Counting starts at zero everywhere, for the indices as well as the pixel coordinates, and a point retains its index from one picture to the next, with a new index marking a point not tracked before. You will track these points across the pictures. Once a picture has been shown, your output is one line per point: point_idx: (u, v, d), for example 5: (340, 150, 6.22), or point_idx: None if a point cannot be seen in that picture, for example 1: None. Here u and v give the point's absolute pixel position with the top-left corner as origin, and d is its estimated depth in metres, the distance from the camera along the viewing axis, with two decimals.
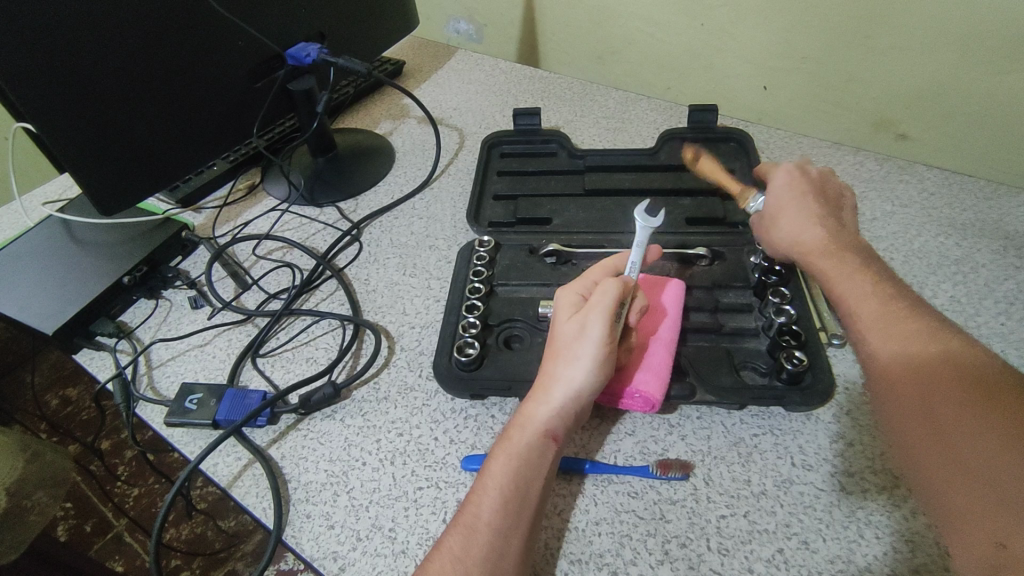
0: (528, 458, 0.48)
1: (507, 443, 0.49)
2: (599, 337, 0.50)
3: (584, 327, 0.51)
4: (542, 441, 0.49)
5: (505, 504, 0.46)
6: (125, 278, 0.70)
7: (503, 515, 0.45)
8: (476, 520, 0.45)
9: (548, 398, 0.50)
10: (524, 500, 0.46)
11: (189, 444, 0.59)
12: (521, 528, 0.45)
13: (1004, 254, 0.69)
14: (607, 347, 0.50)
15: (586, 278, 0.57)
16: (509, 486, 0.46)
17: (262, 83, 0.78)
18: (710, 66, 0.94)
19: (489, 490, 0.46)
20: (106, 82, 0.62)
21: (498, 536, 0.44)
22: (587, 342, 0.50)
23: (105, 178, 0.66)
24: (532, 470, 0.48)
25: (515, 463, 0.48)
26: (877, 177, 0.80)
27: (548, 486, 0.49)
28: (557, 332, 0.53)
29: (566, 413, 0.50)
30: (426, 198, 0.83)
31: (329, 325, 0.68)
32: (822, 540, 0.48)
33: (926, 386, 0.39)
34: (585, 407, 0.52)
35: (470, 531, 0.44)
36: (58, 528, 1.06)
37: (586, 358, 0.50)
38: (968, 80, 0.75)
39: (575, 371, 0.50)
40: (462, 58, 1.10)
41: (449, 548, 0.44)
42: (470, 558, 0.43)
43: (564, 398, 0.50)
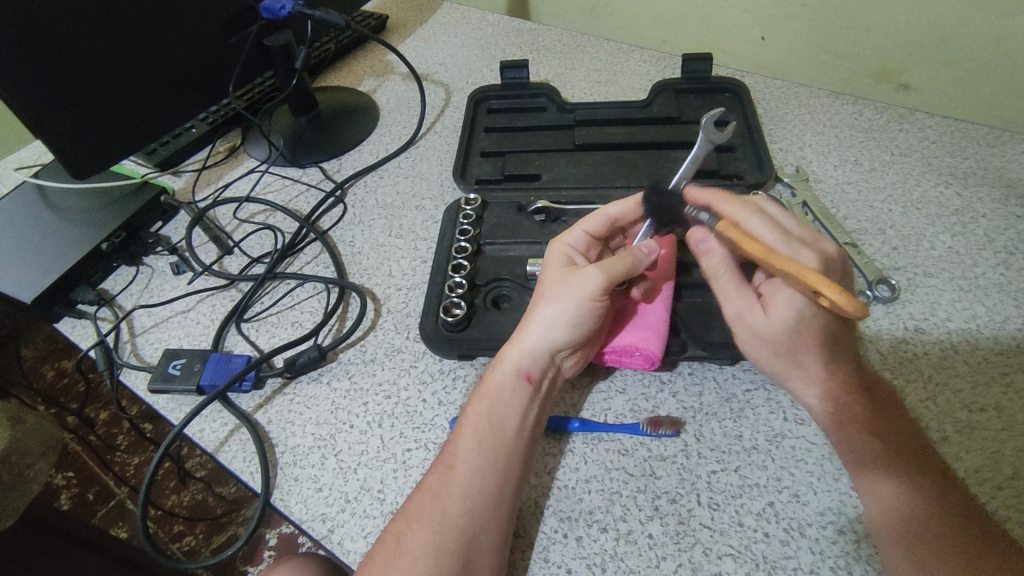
0: (506, 400, 0.48)
1: (484, 385, 0.50)
2: (587, 291, 0.49)
3: (575, 276, 0.51)
4: (517, 381, 0.49)
5: (482, 444, 0.46)
6: (103, 245, 0.68)
7: (479, 452, 0.46)
8: (454, 458, 0.46)
9: (525, 340, 0.51)
10: (502, 441, 0.47)
11: (175, 410, 0.58)
12: (498, 465, 0.46)
13: (1004, 203, 0.67)
14: (595, 303, 0.50)
15: (578, 225, 0.56)
16: (485, 424, 0.47)
17: (236, 38, 0.74)
18: (706, 16, 0.90)
19: (466, 431, 0.48)
20: (67, 39, 0.59)
21: (475, 471, 0.45)
22: (571, 291, 0.50)
23: (74, 142, 0.64)
24: (511, 412, 0.48)
25: (489, 404, 0.48)
26: (876, 127, 0.78)
27: (529, 427, 0.49)
28: (546, 279, 0.53)
29: (542, 356, 0.50)
30: (412, 156, 0.80)
31: (313, 289, 0.66)
32: (813, 493, 0.48)
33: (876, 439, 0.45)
34: (567, 353, 0.52)
35: (448, 468, 0.46)
36: (62, 498, 1.08)
37: (572, 311, 0.50)
38: (973, 25, 0.71)
39: (561, 323, 0.50)
40: (447, 11, 1.06)
41: (429, 486, 0.45)
42: (447, 493, 0.44)
43: (545, 346, 0.50)
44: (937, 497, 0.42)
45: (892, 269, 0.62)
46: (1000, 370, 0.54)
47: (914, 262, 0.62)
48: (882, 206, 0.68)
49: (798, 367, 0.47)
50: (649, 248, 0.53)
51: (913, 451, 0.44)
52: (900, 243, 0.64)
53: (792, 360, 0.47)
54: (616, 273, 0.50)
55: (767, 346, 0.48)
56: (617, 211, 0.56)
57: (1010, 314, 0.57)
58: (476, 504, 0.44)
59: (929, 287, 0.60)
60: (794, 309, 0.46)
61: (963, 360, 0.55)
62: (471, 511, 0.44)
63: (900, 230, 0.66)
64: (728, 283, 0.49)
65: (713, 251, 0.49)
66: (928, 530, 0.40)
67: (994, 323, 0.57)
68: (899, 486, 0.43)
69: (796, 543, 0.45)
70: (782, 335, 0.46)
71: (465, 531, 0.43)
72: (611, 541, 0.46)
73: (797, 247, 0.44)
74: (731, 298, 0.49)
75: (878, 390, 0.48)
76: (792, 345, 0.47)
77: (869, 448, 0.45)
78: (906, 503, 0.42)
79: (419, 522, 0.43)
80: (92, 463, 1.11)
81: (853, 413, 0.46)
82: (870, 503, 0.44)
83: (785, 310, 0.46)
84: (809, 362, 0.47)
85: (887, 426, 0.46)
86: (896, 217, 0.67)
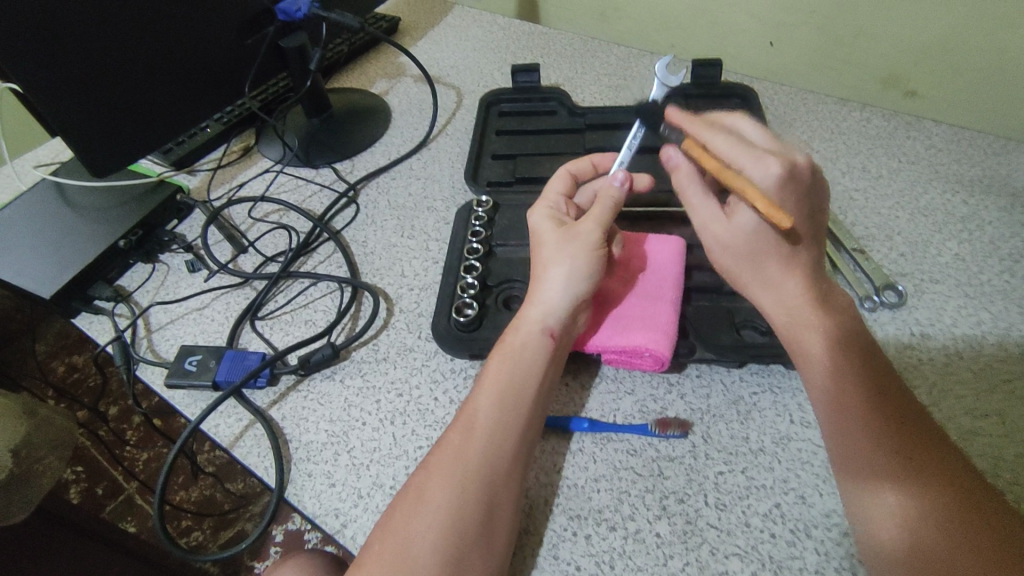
0: (522, 353, 0.50)
1: (505, 345, 0.51)
2: (592, 240, 0.53)
3: (575, 230, 0.54)
4: (542, 338, 0.51)
5: (501, 400, 0.48)
6: (120, 242, 0.69)
7: (497, 409, 0.47)
8: (474, 418, 0.47)
9: (544, 300, 0.52)
10: (520, 396, 0.48)
11: (190, 406, 0.59)
12: (517, 418, 0.47)
13: (1011, 211, 0.68)
14: (599, 249, 0.54)
15: (549, 191, 0.61)
16: (506, 379, 0.49)
17: (252, 40, 0.75)
18: (715, 22, 0.91)
19: (485, 389, 0.49)
20: (88, 38, 0.60)
21: (492, 429, 0.46)
22: (579, 244, 0.53)
23: (93, 140, 0.65)
24: (529, 365, 0.50)
25: (512, 363, 0.50)
26: (883, 134, 0.79)
27: (547, 380, 0.50)
28: (541, 241, 0.56)
29: (561, 311, 0.52)
30: (424, 158, 0.81)
31: (327, 288, 0.67)
32: (819, 495, 0.48)
33: (885, 424, 0.43)
34: (582, 311, 0.54)
35: (468, 427, 0.47)
36: (71, 491, 1.09)
37: (580, 259, 0.53)
38: (979, 34, 0.72)
39: (570, 271, 0.52)
40: (459, 14, 1.07)
41: (449, 445, 0.46)
42: (468, 453, 0.45)
43: (557, 298, 0.52)
44: (945, 485, 0.40)
45: (898, 275, 0.63)
46: (1004, 376, 0.54)
47: (920, 269, 0.63)
48: (889, 213, 0.69)
49: (760, 274, 0.52)
50: (620, 178, 0.57)
51: (932, 450, 0.42)
52: (906, 249, 0.65)
53: (756, 261, 0.52)
54: (607, 219, 0.55)
55: (731, 251, 0.53)
56: (575, 169, 0.63)
57: (1014, 321, 0.58)
58: (497, 466, 0.45)
59: (935, 293, 0.61)
60: (754, 220, 0.51)
61: (968, 365, 0.55)
62: (492, 471, 0.44)
63: (907, 237, 0.66)
64: (692, 191, 0.55)
65: (680, 164, 0.55)
66: (929, 538, 0.38)
67: (999, 330, 0.57)
68: (902, 490, 0.40)
69: (802, 544, 0.46)
70: (742, 238, 0.52)
71: (487, 485, 0.44)
72: (619, 539, 0.47)
73: (762, 159, 0.48)
74: (698, 206, 0.55)
75: (889, 377, 0.46)
76: (755, 246, 0.51)
77: (868, 444, 0.43)
78: (911, 507, 0.39)
79: (440, 477, 0.44)
80: (100, 458, 1.12)
81: (857, 408, 0.45)
82: (864, 502, 0.42)
83: (745, 219, 0.51)
84: (771, 268, 0.51)
85: (895, 418, 0.44)
86: (903, 224, 0.67)
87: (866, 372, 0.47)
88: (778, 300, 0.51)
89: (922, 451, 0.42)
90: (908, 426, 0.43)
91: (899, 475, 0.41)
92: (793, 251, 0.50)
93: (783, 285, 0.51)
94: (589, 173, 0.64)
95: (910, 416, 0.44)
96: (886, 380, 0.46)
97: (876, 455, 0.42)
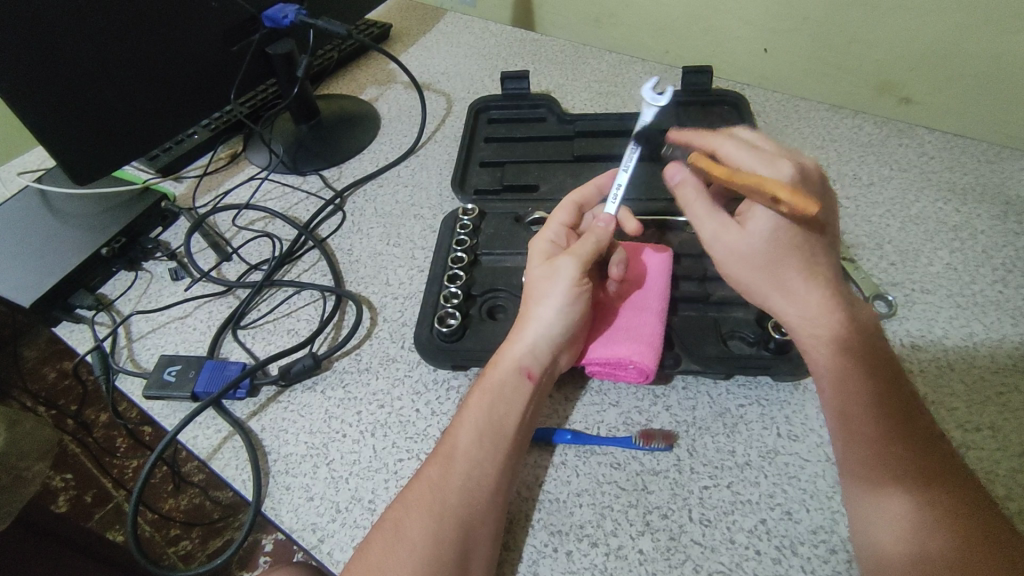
0: (501, 389, 0.49)
1: (484, 379, 0.50)
2: (569, 278, 0.51)
3: (553, 267, 0.53)
4: (519, 378, 0.50)
5: (481, 434, 0.47)
6: (103, 250, 0.69)
7: (476, 441, 0.46)
8: (453, 449, 0.46)
9: (524, 338, 0.51)
10: (500, 430, 0.47)
11: (169, 416, 0.58)
12: (497, 453, 0.46)
13: (1004, 219, 0.67)
14: (579, 285, 0.51)
15: (552, 219, 0.58)
16: (485, 412, 0.48)
17: (238, 47, 0.75)
18: (707, 28, 0.90)
19: (465, 421, 0.48)
20: (70, 47, 0.59)
21: (472, 461, 0.45)
22: (556, 283, 0.51)
23: (75, 148, 0.64)
24: (507, 400, 0.49)
25: (492, 398, 0.49)
26: (875, 141, 0.78)
27: (527, 417, 0.49)
28: (529, 276, 0.55)
29: (540, 350, 0.50)
30: (412, 165, 0.80)
31: (310, 296, 0.66)
32: (805, 510, 0.47)
33: (891, 437, 0.42)
34: (564, 348, 0.52)
35: (447, 459, 0.46)
36: (59, 499, 1.09)
37: (555, 297, 0.51)
38: (972, 41, 0.71)
39: (548, 311, 0.51)
40: (452, 20, 1.07)
41: (427, 477, 0.45)
42: (447, 485, 0.44)
43: (538, 336, 0.50)
44: (952, 500, 0.38)
45: (889, 285, 0.62)
46: (996, 389, 0.53)
47: (911, 278, 0.62)
48: (880, 221, 0.68)
49: (780, 286, 0.48)
50: (605, 221, 0.55)
51: (937, 461, 0.41)
52: (897, 258, 0.64)
53: (777, 271, 0.47)
54: (587, 255, 0.52)
55: (747, 262, 0.48)
56: (579, 197, 0.59)
57: (1007, 332, 0.57)
58: (474, 499, 0.44)
59: (926, 303, 0.60)
60: (770, 222, 0.46)
61: (959, 378, 0.54)
62: (470, 504, 0.44)
63: (898, 246, 0.65)
64: (700, 208, 0.50)
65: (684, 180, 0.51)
66: (936, 550, 0.37)
67: (991, 341, 0.57)
68: (908, 505, 0.39)
69: (788, 561, 0.45)
70: (760, 245, 0.47)
71: (464, 520, 0.43)
72: (602, 556, 0.46)
73: (775, 164, 0.46)
74: (705, 220, 0.50)
75: (902, 389, 0.45)
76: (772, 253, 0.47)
77: (875, 454, 0.42)
78: (916, 518, 0.38)
79: (417, 509, 0.43)
80: (88, 464, 1.12)
81: (866, 420, 0.43)
82: (870, 514, 0.40)
83: (760, 223, 0.47)
84: (792, 277, 0.47)
85: (907, 431, 0.42)
86: (894, 233, 0.67)
87: (872, 372, 0.45)
88: (801, 314, 0.47)
89: (930, 462, 0.41)
90: (917, 439, 0.42)
91: (905, 487, 0.40)
92: (811, 262, 0.47)
93: (802, 295, 0.47)
94: (594, 197, 0.60)
95: (920, 428, 0.42)
96: (902, 393, 0.44)
97: (880, 464, 0.41)
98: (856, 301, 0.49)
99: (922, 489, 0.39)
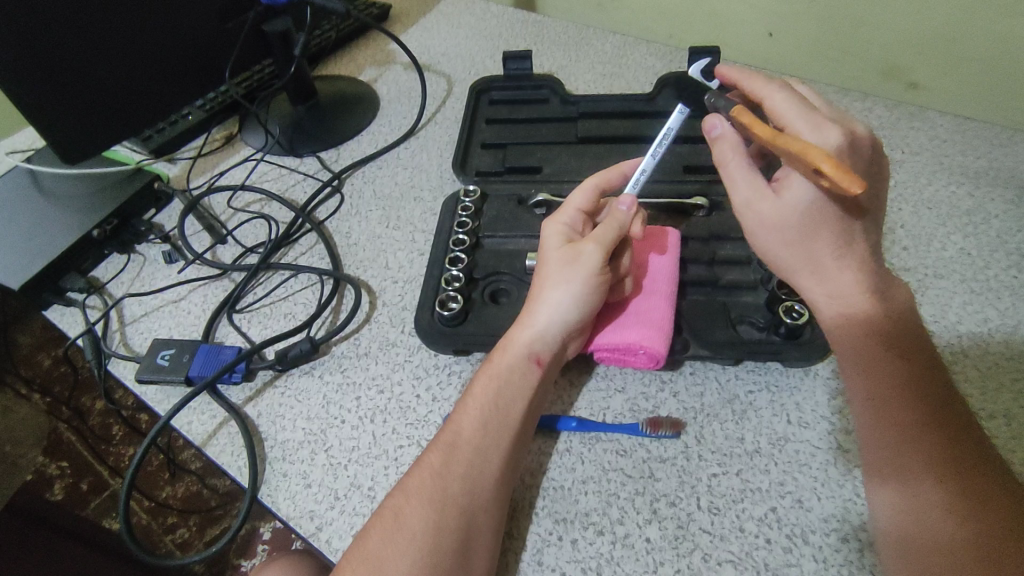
0: (510, 377, 0.47)
1: (492, 365, 0.48)
2: (590, 264, 0.49)
3: (574, 253, 0.51)
4: (527, 364, 0.48)
5: (486, 422, 0.45)
6: (94, 231, 0.67)
7: (481, 429, 0.45)
8: (456, 437, 0.45)
9: (536, 323, 0.49)
10: (506, 420, 0.46)
11: (163, 401, 0.57)
12: (503, 442, 0.45)
13: (1018, 204, 0.66)
14: (599, 274, 0.50)
15: (569, 202, 0.56)
16: (491, 399, 0.46)
17: (233, 23, 0.72)
18: (715, 9, 0.88)
19: (470, 408, 0.46)
20: (57, 18, 0.57)
21: (475, 449, 0.44)
22: (574, 269, 0.50)
23: (63, 124, 0.62)
24: (515, 388, 0.47)
25: (498, 384, 0.47)
26: (886, 124, 0.76)
27: (533, 406, 0.48)
28: (544, 259, 0.53)
29: (552, 338, 0.49)
30: (412, 147, 0.78)
31: (307, 280, 0.65)
32: (816, 498, 0.46)
33: (914, 421, 0.40)
34: (573, 336, 0.51)
35: (451, 447, 0.44)
36: (55, 487, 1.07)
37: (573, 284, 0.49)
38: (989, 21, 0.69)
39: (564, 297, 0.49)
40: (452, 1, 1.04)
41: (428, 464, 0.44)
42: (448, 473, 0.43)
43: (552, 323, 0.49)
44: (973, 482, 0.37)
45: (901, 270, 0.60)
46: (1012, 376, 0.52)
47: (924, 263, 0.61)
48: (892, 206, 0.66)
49: (810, 262, 0.47)
50: (627, 204, 0.53)
51: (961, 443, 0.39)
52: (909, 243, 0.63)
53: (807, 247, 0.46)
54: (611, 243, 0.51)
55: (780, 235, 0.47)
56: (602, 180, 0.57)
57: (1022, 318, 0.56)
58: (478, 487, 0.43)
59: (939, 289, 0.58)
60: (809, 192, 0.45)
61: (974, 365, 0.53)
62: (472, 492, 0.42)
63: (910, 230, 0.64)
64: (734, 167, 0.49)
65: (725, 134, 0.50)
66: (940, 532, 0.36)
67: (1006, 327, 0.55)
68: (925, 492, 0.38)
69: (799, 550, 0.44)
70: (792, 219, 0.46)
71: (468, 512, 0.42)
72: (607, 545, 0.45)
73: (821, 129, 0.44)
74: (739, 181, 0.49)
75: (932, 374, 0.43)
76: (801, 229, 0.46)
77: (899, 439, 0.40)
78: (928, 501, 0.37)
79: (418, 499, 0.42)
80: (84, 451, 1.11)
81: (892, 407, 0.41)
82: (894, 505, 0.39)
83: (799, 191, 0.45)
84: (823, 257, 0.46)
85: (929, 411, 0.40)
86: (906, 217, 0.65)
87: (904, 355, 0.43)
88: (830, 293, 0.47)
89: (954, 445, 0.39)
90: (941, 420, 0.40)
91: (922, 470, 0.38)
92: (846, 239, 0.45)
93: (829, 275, 0.46)
94: (617, 181, 0.58)
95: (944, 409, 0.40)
96: (931, 376, 0.42)
97: (898, 449, 0.40)
98: (894, 282, 0.47)
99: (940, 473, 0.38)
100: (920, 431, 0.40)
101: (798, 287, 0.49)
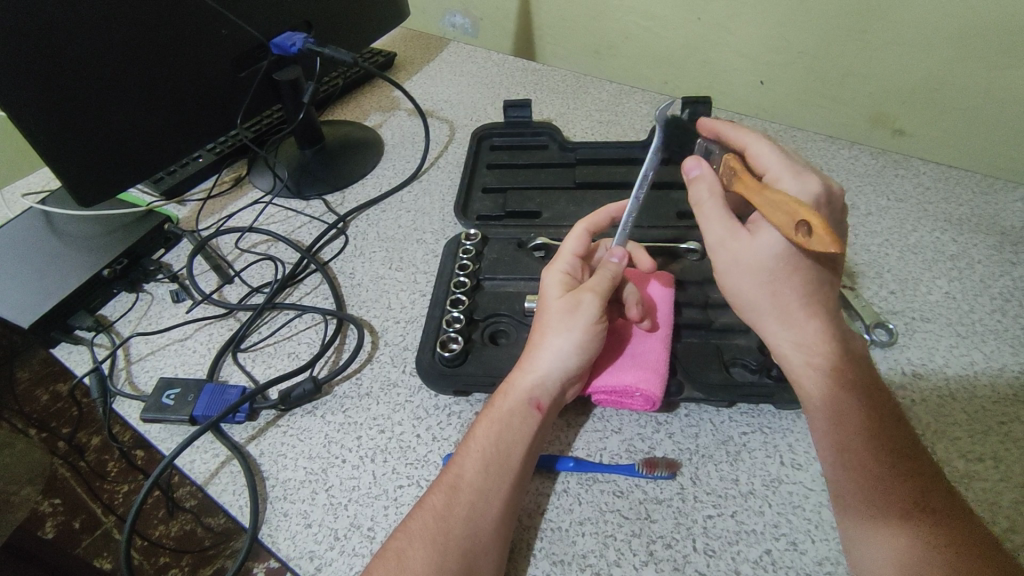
0: (509, 421, 0.48)
1: (492, 409, 0.50)
2: (588, 314, 0.51)
3: (574, 301, 0.52)
4: (528, 409, 0.49)
5: (487, 465, 0.46)
6: (105, 271, 0.68)
7: (484, 473, 0.46)
8: (458, 480, 0.46)
9: (536, 368, 0.51)
10: (506, 463, 0.47)
11: (167, 440, 0.58)
12: (504, 487, 0.46)
13: (1000, 249, 0.68)
14: (596, 323, 0.52)
15: (563, 250, 0.58)
16: (493, 444, 0.47)
17: (246, 74, 0.76)
18: (705, 61, 0.92)
19: (471, 452, 0.47)
20: (81, 67, 0.60)
21: (477, 493, 0.45)
22: (575, 317, 0.51)
23: (82, 167, 0.65)
24: (515, 433, 0.48)
25: (499, 428, 0.48)
26: (871, 171, 0.80)
27: (532, 451, 0.49)
28: (544, 306, 0.54)
29: (553, 384, 0.51)
30: (414, 190, 0.81)
31: (312, 320, 0.66)
32: (811, 541, 0.47)
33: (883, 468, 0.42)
34: (572, 382, 0.52)
35: (454, 490, 0.45)
36: (46, 525, 1.07)
37: (572, 331, 0.51)
38: (964, 76, 0.73)
39: (564, 345, 0.51)
40: (454, 50, 1.09)
41: (431, 507, 0.44)
42: (451, 516, 0.44)
43: (551, 370, 0.50)
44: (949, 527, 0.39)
45: (889, 313, 0.62)
46: (999, 420, 0.53)
47: (910, 307, 0.63)
48: (879, 251, 0.69)
49: (778, 308, 0.47)
50: (618, 255, 0.56)
51: (940, 496, 0.40)
52: (896, 287, 0.65)
53: (775, 292, 0.47)
54: (606, 291, 0.53)
55: (753, 280, 0.47)
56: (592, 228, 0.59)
57: (1006, 361, 0.57)
58: (477, 528, 0.43)
59: (926, 332, 0.60)
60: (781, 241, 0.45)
61: (961, 408, 0.54)
62: (474, 534, 0.43)
63: (896, 275, 0.66)
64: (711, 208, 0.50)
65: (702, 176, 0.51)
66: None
67: (992, 370, 0.57)
68: (904, 534, 0.39)
69: None
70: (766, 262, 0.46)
71: (468, 554, 0.42)
72: None
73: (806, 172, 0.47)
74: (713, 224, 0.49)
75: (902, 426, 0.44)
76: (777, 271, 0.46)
77: (873, 481, 0.42)
78: (913, 551, 0.38)
79: (422, 541, 0.43)
80: (77, 489, 1.10)
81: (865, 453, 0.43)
82: (871, 545, 0.40)
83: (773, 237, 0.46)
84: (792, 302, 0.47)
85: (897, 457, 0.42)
86: (892, 261, 0.67)
87: (871, 404, 0.45)
88: (797, 341, 0.47)
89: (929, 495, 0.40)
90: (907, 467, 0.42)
91: (900, 519, 0.40)
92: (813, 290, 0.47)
93: (800, 322, 0.47)
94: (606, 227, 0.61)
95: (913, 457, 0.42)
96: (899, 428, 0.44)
97: (884, 497, 0.41)
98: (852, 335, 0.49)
99: (919, 522, 0.39)
100: (895, 482, 0.41)
101: (770, 335, 0.49)
